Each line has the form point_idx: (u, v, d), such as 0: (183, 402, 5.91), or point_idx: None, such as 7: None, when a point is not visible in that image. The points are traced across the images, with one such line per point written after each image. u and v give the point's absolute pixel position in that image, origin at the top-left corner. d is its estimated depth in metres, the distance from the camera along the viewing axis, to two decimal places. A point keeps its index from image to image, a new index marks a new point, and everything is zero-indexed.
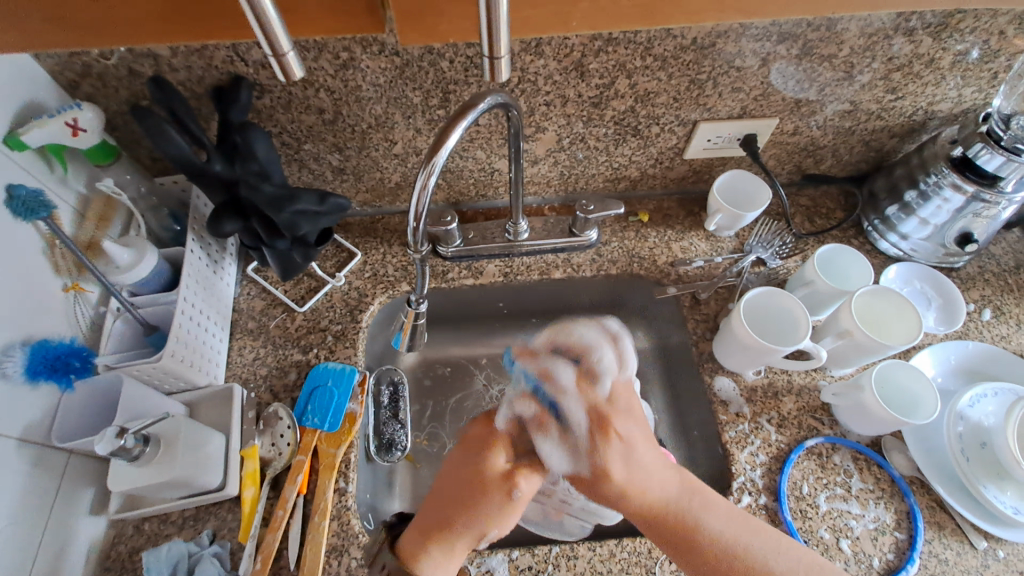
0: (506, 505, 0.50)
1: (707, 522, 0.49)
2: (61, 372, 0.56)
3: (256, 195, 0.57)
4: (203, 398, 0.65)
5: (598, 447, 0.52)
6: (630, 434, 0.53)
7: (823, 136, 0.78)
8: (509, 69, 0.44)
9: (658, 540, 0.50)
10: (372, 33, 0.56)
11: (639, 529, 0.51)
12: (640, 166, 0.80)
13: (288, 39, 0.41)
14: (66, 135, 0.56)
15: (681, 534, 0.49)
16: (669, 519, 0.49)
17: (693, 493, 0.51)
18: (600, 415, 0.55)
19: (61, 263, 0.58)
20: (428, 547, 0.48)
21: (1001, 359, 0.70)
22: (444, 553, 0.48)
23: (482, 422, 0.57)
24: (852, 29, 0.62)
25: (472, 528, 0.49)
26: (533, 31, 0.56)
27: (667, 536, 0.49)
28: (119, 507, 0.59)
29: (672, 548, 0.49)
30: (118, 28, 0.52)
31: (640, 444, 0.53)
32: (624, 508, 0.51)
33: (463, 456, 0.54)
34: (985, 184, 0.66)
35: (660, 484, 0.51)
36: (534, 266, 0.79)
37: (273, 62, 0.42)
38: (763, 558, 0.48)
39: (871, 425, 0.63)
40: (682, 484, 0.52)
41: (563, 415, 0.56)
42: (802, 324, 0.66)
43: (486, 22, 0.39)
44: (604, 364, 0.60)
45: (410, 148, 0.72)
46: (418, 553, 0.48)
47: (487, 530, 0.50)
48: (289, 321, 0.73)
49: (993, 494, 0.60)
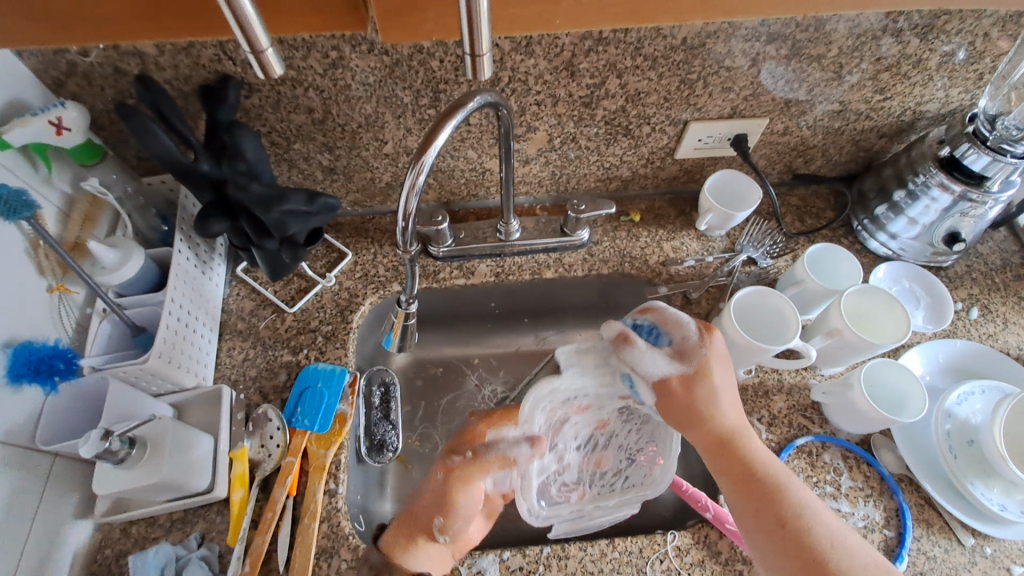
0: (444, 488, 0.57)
1: (790, 484, 0.53)
2: (45, 375, 0.55)
3: (244, 195, 0.57)
4: (191, 400, 0.64)
5: (704, 358, 0.59)
6: (724, 377, 0.59)
7: (813, 136, 0.78)
8: (492, 66, 0.43)
9: (738, 482, 0.54)
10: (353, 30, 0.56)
11: (723, 460, 0.56)
12: (631, 166, 0.80)
13: (267, 36, 0.40)
14: (49, 134, 0.55)
15: (764, 482, 0.53)
16: (755, 466, 0.54)
17: (748, 436, 0.57)
18: (696, 362, 0.58)
19: (44, 264, 0.57)
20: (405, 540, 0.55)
21: (987, 357, 0.71)
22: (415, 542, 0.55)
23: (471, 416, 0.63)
24: (840, 30, 0.62)
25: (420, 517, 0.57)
26: (518, 29, 0.57)
27: (747, 481, 0.54)
28: (105, 511, 0.59)
29: (754, 496, 0.53)
30: (98, 23, 0.52)
31: (727, 385, 0.59)
32: (711, 437, 0.57)
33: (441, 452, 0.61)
34: (972, 184, 0.67)
35: (753, 440, 0.57)
36: (525, 266, 0.79)
37: (253, 60, 0.42)
38: (831, 536, 0.50)
39: (860, 423, 0.64)
40: (745, 421, 0.58)
41: (660, 340, 0.60)
42: (791, 322, 0.66)
43: (467, 22, 0.39)
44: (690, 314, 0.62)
45: (400, 148, 0.71)
46: (395, 548, 0.55)
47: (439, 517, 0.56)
48: (279, 322, 0.72)
49: (979, 491, 0.60)
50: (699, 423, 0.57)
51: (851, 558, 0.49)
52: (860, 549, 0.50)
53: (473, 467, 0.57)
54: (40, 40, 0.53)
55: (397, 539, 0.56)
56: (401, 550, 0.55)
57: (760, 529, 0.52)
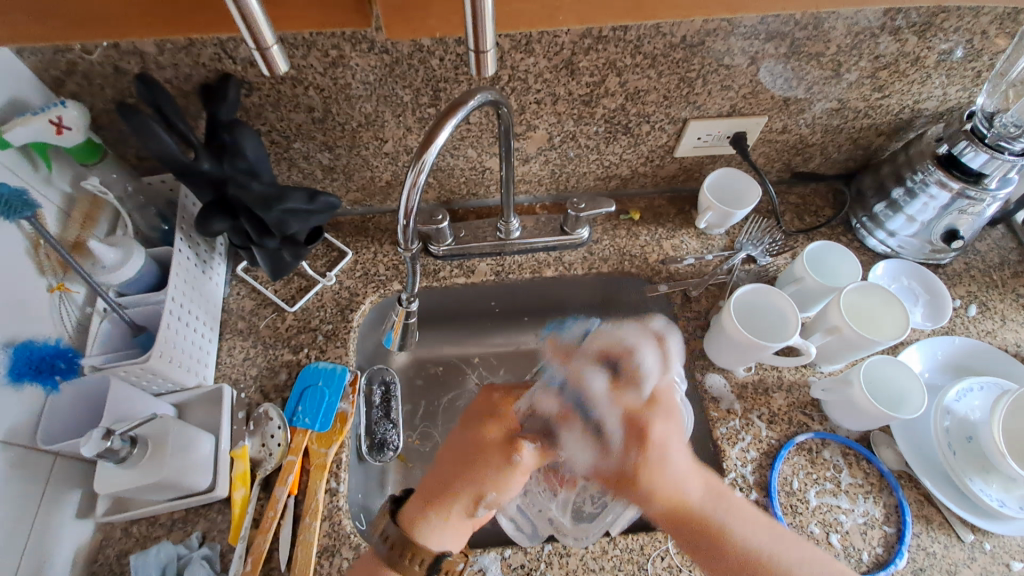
0: (501, 470, 0.55)
1: (733, 524, 0.53)
2: (46, 374, 0.56)
3: (245, 194, 0.57)
4: (191, 399, 0.64)
5: (637, 454, 0.55)
6: (665, 437, 0.56)
7: (812, 134, 0.78)
8: (495, 62, 0.44)
9: (690, 542, 0.53)
10: (358, 27, 0.56)
11: (672, 520, 0.54)
12: (630, 164, 0.80)
13: (273, 33, 0.40)
14: (50, 133, 0.55)
15: (713, 532, 0.52)
16: (701, 518, 0.53)
17: (689, 476, 0.55)
18: (635, 430, 0.56)
19: (45, 263, 0.57)
20: (426, 513, 0.52)
21: (985, 354, 0.71)
22: (443, 519, 0.52)
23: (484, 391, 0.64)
24: (839, 28, 0.63)
25: (471, 491, 0.54)
26: (520, 26, 0.57)
27: (699, 539, 0.52)
28: (106, 510, 0.59)
29: (707, 550, 0.52)
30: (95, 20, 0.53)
31: (673, 434, 0.57)
32: (660, 505, 0.54)
33: (465, 431, 0.59)
34: (971, 182, 0.67)
35: (694, 483, 0.55)
36: (526, 264, 0.79)
37: (258, 57, 0.42)
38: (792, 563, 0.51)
39: (859, 420, 0.64)
40: (688, 476, 0.55)
41: (592, 418, 0.58)
42: (790, 320, 0.66)
43: (471, 19, 0.40)
44: (648, 367, 0.59)
45: (400, 147, 0.71)
46: (418, 521, 0.52)
47: (485, 491, 0.54)
48: (280, 321, 0.72)
49: (978, 487, 0.61)
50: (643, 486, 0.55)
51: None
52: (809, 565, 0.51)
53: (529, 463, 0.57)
54: (68, 37, 0.54)
55: (424, 514, 0.52)
56: (423, 524, 0.52)
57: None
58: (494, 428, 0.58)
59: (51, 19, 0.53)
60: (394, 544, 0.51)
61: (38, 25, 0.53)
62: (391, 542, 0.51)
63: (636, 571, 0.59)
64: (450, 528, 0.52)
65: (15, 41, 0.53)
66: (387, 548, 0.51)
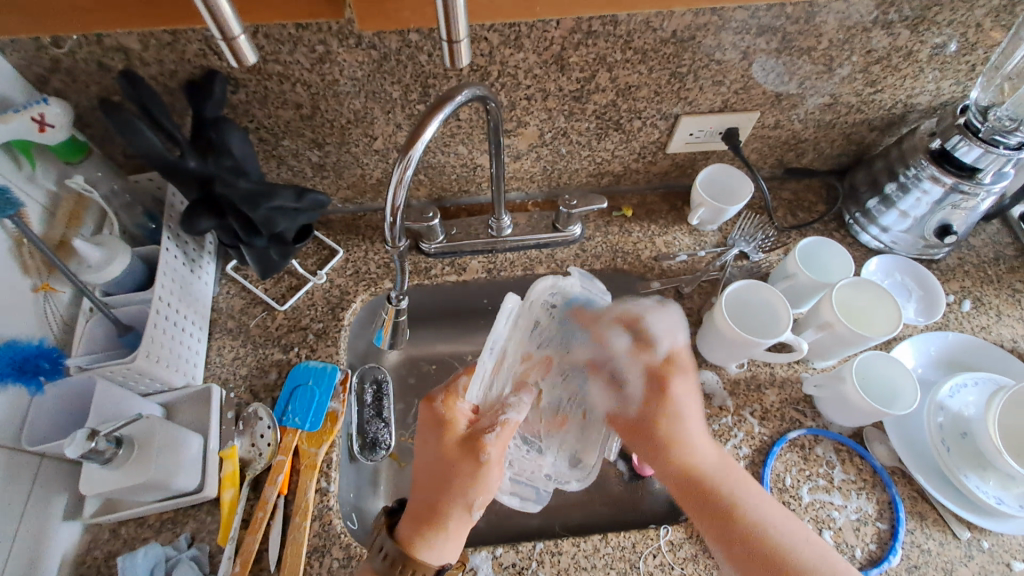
0: (477, 470, 0.56)
1: (745, 498, 0.56)
2: (30, 374, 0.55)
3: (232, 192, 0.56)
4: (179, 400, 0.64)
5: (655, 407, 0.63)
6: (683, 392, 0.63)
7: (804, 130, 0.78)
8: (470, 52, 0.44)
9: (698, 511, 0.56)
10: (330, 19, 0.55)
11: (677, 488, 0.59)
12: (623, 161, 0.79)
13: (240, 24, 0.40)
14: (32, 131, 0.55)
15: (722, 499, 0.56)
16: (712, 486, 0.57)
17: (694, 442, 0.60)
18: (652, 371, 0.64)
19: (29, 263, 0.57)
20: (424, 533, 0.53)
21: (979, 349, 0.71)
22: (441, 534, 0.53)
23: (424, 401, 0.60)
24: (830, 22, 0.62)
25: (457, 499, 0.55)
26: (492, 17, 0.56)
27: (709, 506, 0.56)
28: (94, 512, 0.59)
29: (711, 509, 0.55)
30: (68, 13, 0.52)
31: (691, 392, 0.63)
32: (675, 471, 0.59)
33: (427, 437, 0.58)
34: (965, 176, 0.67)
35: (709, 452, 0.60)
36: (518, 262, 0.78)
37: (225, 48, 0.41)
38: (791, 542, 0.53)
39: (852, 416, 0.64)
40: (710, 450, 0.60)
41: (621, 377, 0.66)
42: (782, 316, 0.66)
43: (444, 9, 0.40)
44: (659, 331, 0.67)
45: (390, 144, 0.71)
46: (415, 540, 0.53)
47: (472, 496, 0.55)
48: (270, 320, 0.72)
49: (973, 483, 0.60)
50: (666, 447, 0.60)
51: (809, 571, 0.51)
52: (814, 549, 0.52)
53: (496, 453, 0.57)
54: (81, 26, 0.53)
55: (421, 533, 0.53)
56: (420, 542, 0.52)
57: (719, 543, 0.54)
58: (451, 436, 0.57)
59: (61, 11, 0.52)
60: (392, 561, 0.51)
61: (49, 16, 0.52)
62: (390, 559, 0.52)
63: (628, 569, 0.59)
64: (451, 537, 0.53)
65: (27, 32, 0.53)
66: (382, 562, 0.52)
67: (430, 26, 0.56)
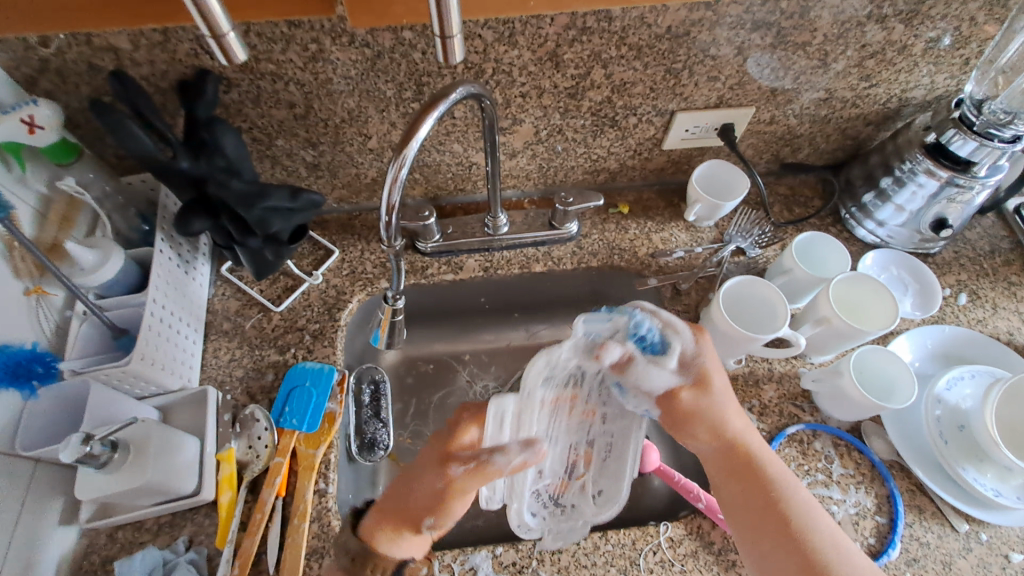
0: (437, 495, 0.55)
1: (785, 484, 0.55)
2: (23, 379, 0.55)
3: (225, 192, 0.55)
4: (174, 403, 0.63)
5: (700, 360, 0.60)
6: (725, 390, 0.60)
7: (800, 125, 0.78)
8: (463, 47, 0.43)
9: (735, 483, 0.56)
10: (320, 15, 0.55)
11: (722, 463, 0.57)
12: (618, 158, 0.79)
13: (229, 21, 0.40)
14: (22, 132, 0.54)
15: (744, 459, 0.57)
16: (750, 459, 0.57)
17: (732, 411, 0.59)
18: (696, 373, 0.59)
19: (21, 266, 0.56)
20: (388, 527, 0.55)
21: (975, 342, 0.71)
22: (398, 530, 0.55)
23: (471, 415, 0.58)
24: (825, 17, 0.62)
25: (416, 513, 0.55)
26: (490, 13, 0.56)
27: (747, 481, 0.55)
28: (90, 516, 0.58)
29: (742, 486, 0.55)
30: (60, 12, 0.52)
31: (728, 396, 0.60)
32: (716, 441, 0.58)
33: (432, 449, 0.58)
34: (960, 170, 0.67)
35: (742, 422, 0.59)
36: (514, 260, 0.78)
37: (213, 45, 0.41)
38: (816, 531, 0.52)
39: (850, 410, 0.64)
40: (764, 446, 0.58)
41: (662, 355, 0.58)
42: (779, 311, 0.66)
43: (437, 6, 0.40)
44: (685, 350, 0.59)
45: (385, 143, 0.70)
46: (378, 534, 0.55)
47: (427, 516, 0.55)
48: (266, 321, 0.72)
49: (971, 476, 0.61)
50: (703, 416, 0.58)
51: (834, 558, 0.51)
52: (838, 543, 0.52)
53: (466, 484, 0.54)
54: (77, 24, 0.53)
55: (386, 528, 0.55)
56: (381, 534, 0.55)
57: (739, 498, 0.55)
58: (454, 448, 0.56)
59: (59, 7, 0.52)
60: (358, 558, 0.55)
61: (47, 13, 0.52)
62: (354, 555, 0.55)
63: (628, 567, 0.59)
64: (407, 543, 0.55)
65: (24, 30, 0.52)
66: (348, 560, 0.55)
67: (424, 22, 0.56)
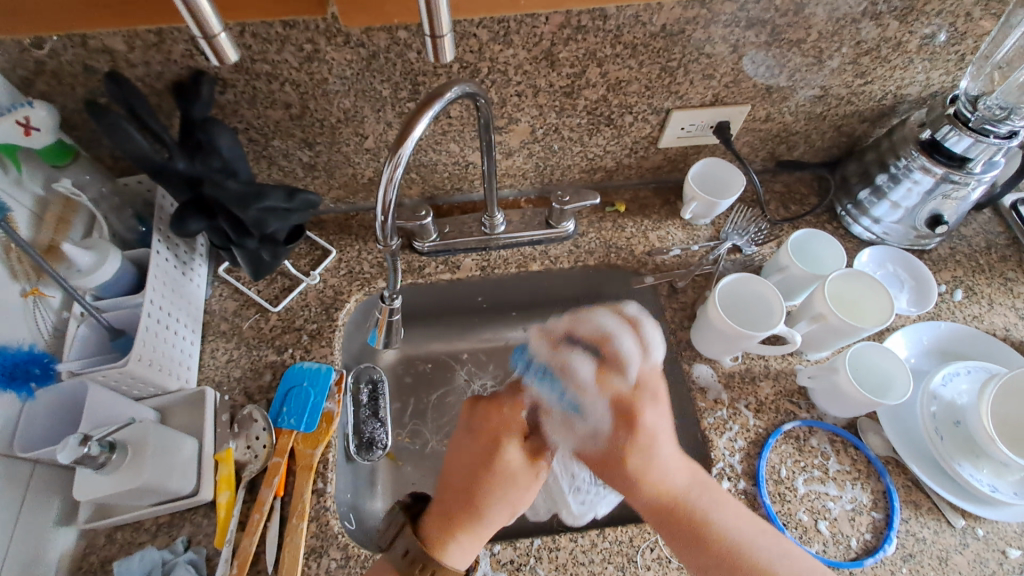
0: (531, 484, 0.59)
1: (718, 516, 0.54)
2: (20, 380, 0.55)
3: (221, 193, 0.55)
4: (172, 403, 0.63)
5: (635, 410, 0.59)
6: (657, 424, 0.59)
7: (796, 122, 0.78)
8: (453, 47, 0.44)
9: (672, 534, 0.54)
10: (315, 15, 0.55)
11: (653, 516, 0.55)
12: (615, 156, 0.79)
13: (220, 22, 0.40)
14: (17, 134, 0.55)
15: (676, 507, 0.54)
16: (682, 506, 0.54)
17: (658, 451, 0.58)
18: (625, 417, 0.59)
19: (18, 268, 0.56)
20: (455, 534, 0.52)
21: (971, 338, 0.71)
22: (472, 537, 0.53)
23: (491, 403, 0.61)
24: (819, 14, 0.62)
25: (507, 505, 0.56)
26: (482, 12, 0.56)
27: (680, 531, 0.53)
28: (88, 517, 0.58)
29: (681, 533, 0.53)
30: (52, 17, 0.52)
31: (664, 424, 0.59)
32: (644, 494, 0.55)
33: (476, 450, 0.58)
34: (955, 167, 0.67)
35: (670, 463, 0.57)
36: (511, 259, 0.78)
37: (204, 46, 0.41)
38: (763, 558, 0.51)
39: (846, 406, 0.64)
40: (696, 479, 0.56)
41: (577, 407, 0.60)
42: (775, 308, 0.66)
43: (425, 6, 0.40)
44: (626, 351, 0.63)
45: (381, 143, 0.70)
46: (444, 544, 0.52)
47: (517, 505, 0.57)
48: (263, 321, 0.72)
49: (967, 472, 0.61)
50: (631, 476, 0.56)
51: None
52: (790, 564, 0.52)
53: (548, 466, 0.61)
54: (68, 27, 0.53)
55: (442, 530, 0.52)
56: (450, 543, 0.52)
57: (674, 543, 0.54)
58: (507, 453, 0.58)
59: (58, 9, 0.51)
60: (414, 561, 0.50)
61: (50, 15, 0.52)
62: (410, 557, 0.51)
63: (626, 564, 0.59)
64: (473, 543, 0.53)
65: (17, 32, 0.53)
66: (404, 562, 0.51)
67: (417, 22, 0.56)
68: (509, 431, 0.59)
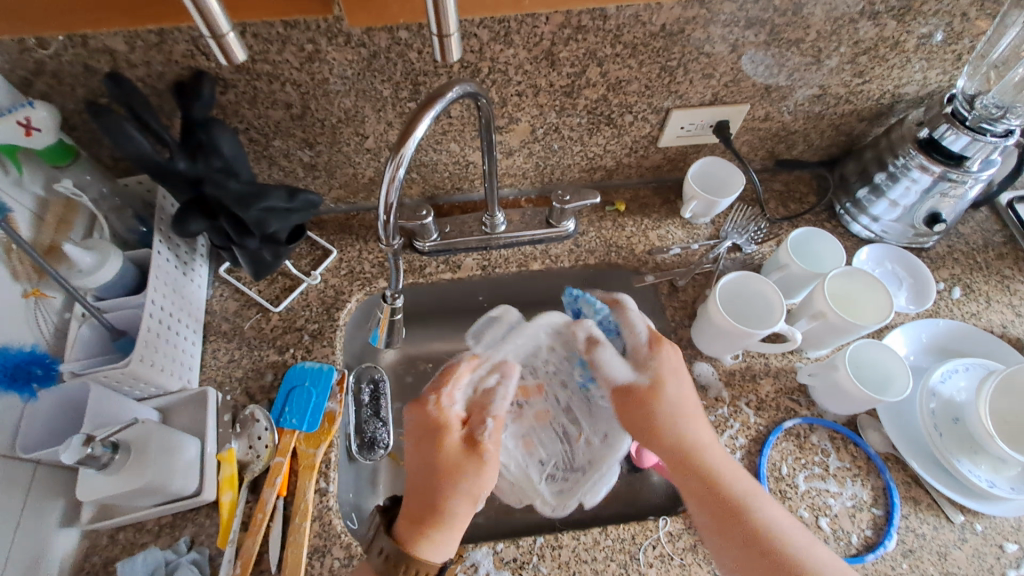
0: (479, 469, 0.57)
1: (753, 498, 0.56)
2: (22, 381, 0.55)
3: (222, 193, 0.55)
4: (174, 404, 0.63)
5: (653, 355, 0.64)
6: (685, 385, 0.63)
7: (794, 122, 0.78)
8: (460, 48, 0.44)
9: (705, 506, 0.56)
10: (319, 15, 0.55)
11: (683, 483, 0.58)
12: (615, 155, 0.79)
13: (228, 22, 0.40)
14: (18, 135, 0.55)
15: (708, 474, 0.57)
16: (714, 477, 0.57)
17: (690, 419, 0.61)
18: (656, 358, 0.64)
19: (19, 268, 0.56)
20: (426, 530, 0.53)
21: (969, 336, 0.72)
22: (439, 529, 0.54)
23: (415, 407, 0.61)
24: (818, 13, 0.63)
25: (454, 495, 0.55)
26: (481, 12, 0.56)
27: (714, 502, 0.56)
28: (91, 517, 0.58)
29: (714, 503, 0.56)
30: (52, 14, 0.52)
31: (684, 385, 0.63)
32: (674, 455, 0.60)
33: (420, 449, 0.59)
34: (952, 165, 0.67)
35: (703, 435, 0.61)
36: (512, 258, 0.78)
37: (214, 45, 0.41)
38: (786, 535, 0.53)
39: (846, 403, 0.64)
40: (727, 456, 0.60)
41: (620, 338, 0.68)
42: (775, 306, 0.66)
43: (433, 5, 0.40)
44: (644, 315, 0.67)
45: (381, 143, 0.70)
46: (415, 540, 0.53)
47: (473, 492, 0.56)
48: (264, 321, 0.72)
49: (966, 468, 0.61)
50: (656, 428, 0.61)
51: (814, 567, 0.52)
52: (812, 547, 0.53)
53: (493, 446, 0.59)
54: (71, 25, 0.53)
55: (412, 529, 0.53)
56: (421, 541, 0.53)
57: (706, 516, 0.56)
58: (444, 442, 0.58)
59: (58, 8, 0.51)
60: (392, 560, 0.51)
61: (53, 13, 0.52)
62: (386, 555, 0.52)
63: (628, 561, 0.59)
64: (445, 536, 0.54)
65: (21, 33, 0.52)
66: (383, 562, 0.52)
67: (420, 22, 0.56)
68: (438, 424, 0.59)
